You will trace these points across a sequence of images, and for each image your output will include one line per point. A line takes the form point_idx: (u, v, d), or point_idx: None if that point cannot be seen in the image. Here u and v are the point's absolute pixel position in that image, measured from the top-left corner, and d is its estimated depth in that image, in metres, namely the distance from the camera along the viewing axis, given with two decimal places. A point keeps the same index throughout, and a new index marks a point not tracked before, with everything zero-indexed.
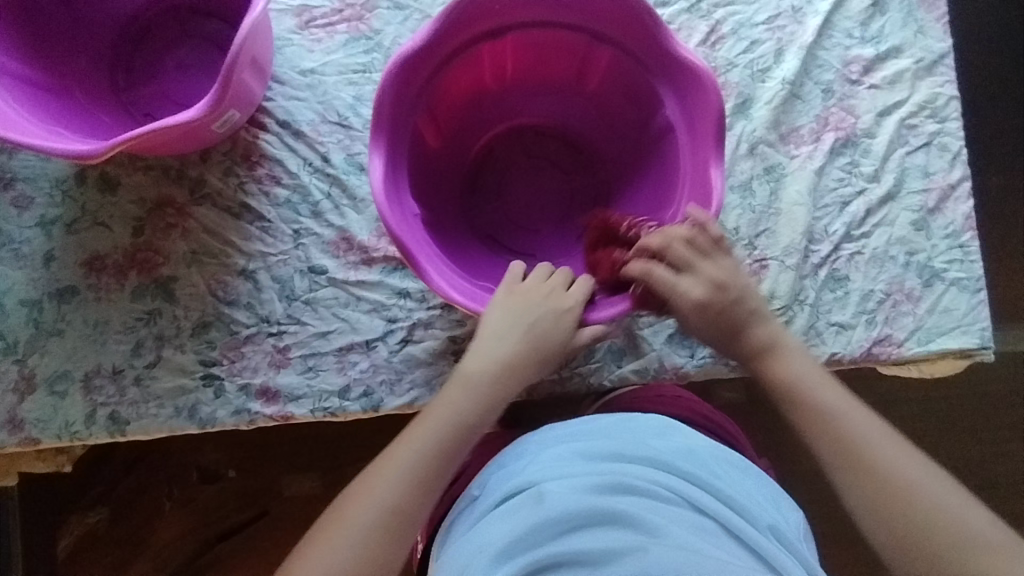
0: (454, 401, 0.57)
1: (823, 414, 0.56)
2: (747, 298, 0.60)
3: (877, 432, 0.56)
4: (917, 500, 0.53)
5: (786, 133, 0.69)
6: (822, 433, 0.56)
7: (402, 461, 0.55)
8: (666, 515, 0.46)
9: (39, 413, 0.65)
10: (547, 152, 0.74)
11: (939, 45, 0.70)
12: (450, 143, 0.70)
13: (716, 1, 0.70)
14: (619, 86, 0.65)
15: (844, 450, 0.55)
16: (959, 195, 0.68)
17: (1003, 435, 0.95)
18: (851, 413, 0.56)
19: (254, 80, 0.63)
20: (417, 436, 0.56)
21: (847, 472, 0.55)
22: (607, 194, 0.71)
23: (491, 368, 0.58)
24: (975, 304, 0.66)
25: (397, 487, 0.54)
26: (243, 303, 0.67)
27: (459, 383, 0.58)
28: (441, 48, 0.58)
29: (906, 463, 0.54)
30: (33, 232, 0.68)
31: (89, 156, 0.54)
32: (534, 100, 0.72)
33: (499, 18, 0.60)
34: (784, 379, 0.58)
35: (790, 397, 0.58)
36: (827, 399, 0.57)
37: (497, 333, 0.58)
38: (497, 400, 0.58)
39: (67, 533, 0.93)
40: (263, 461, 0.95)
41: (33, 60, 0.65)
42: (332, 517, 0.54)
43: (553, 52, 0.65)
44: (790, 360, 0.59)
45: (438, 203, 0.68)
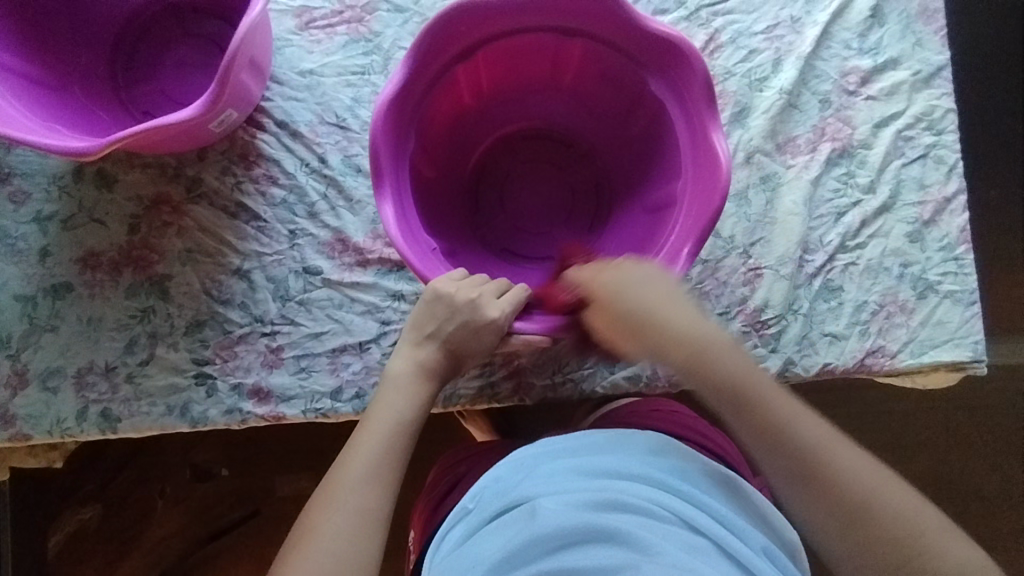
0: (391, 402, 0.56)
1: (769, 412, 0.50)
2: (671, 296, 0.53)
3: (826, 438, 0.50)
4: (874, 514, 0.47)
5: (783, 143, 0.69)
6: (767, 442, 0.50)
7: (355, 466, 0.52)
8: (660, 532, 0.45)
9: (30, 409, 0.65)
10: (535, 154, 0.74)
11: (936, 58, 0.70)
12: (445, 167, 0.69)
13: (715, 10, 0.70)
14: (607, 81, 0.65)
15: (794, 461, 0.49)
16: (954, 208, 0.68)
17: (996, 447, 0.96)
18: (796, 413, 0.51)
19: (252, 80, 0.64)
20: (362, 441, 0.54)
21: (799, 490, 0.49)
22: (611, 182, 0.71)
23: (415, 371, 0.57)
24: (968, 316, 0.66)
25: (359, 489, 0.51)
26: (237, 302, 0.67)
27: (388, 388, 0.57)
28: (425, 66, 0.58)
29: (858, 470, 0.49)
30: (30, 228, 0.68)
31: (86, 153, 0.54)
32: (513, 108, 0.71)
33: (475, 34, 0.59)
34: (722, 384, 0.51)
35: (732, 393, 0.51)
36: (769, 395, 0.51)
37: (422, 332, 0.58)
38: (427, 396, 0.57)
39: (58, 530, 0.92)
40: (256, 460, 0.96)
41: (32, 57, 0.65)
42: (299, 530, 0.50)
43: (535, 56, 0.64)
44: (729, 359, 0.52)
45: (448, 222, 0.68)
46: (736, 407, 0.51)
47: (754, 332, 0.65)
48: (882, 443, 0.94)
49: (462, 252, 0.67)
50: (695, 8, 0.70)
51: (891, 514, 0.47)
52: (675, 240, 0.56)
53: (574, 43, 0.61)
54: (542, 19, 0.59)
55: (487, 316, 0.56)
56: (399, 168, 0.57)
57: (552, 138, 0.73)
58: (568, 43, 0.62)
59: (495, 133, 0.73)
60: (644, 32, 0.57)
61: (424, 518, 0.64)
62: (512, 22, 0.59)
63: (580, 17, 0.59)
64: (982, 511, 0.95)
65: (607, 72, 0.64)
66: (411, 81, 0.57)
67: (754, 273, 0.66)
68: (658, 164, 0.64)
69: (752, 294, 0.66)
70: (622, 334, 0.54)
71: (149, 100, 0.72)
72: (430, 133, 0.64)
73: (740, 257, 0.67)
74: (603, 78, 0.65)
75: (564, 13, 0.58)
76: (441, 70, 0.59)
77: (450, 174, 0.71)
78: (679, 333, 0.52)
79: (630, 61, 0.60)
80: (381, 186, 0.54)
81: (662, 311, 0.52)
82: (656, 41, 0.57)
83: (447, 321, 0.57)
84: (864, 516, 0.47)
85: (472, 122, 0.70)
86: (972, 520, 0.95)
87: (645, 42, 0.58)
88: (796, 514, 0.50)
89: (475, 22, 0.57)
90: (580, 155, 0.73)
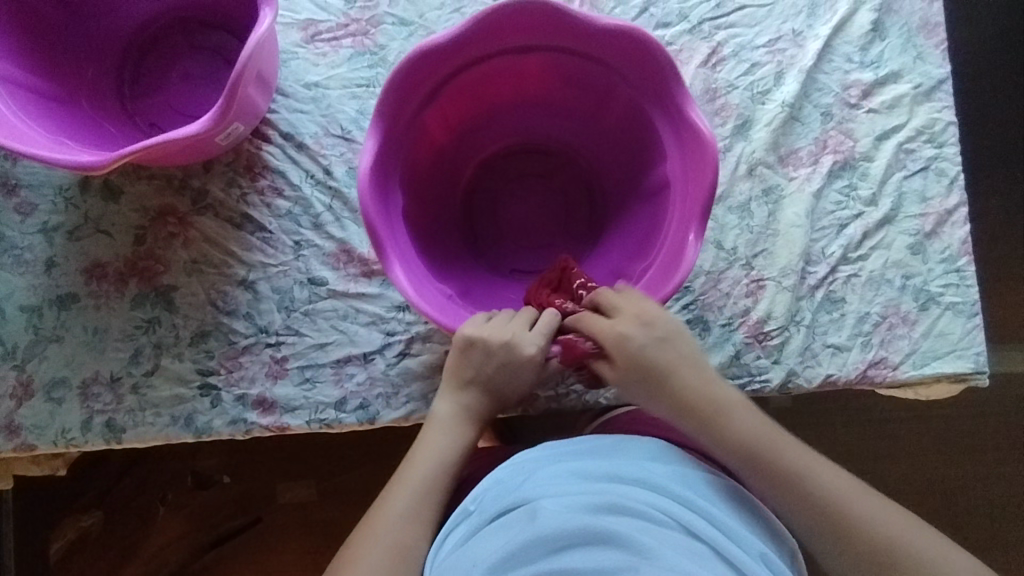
0: (433, 441, 0.58)
1: (790, 472, 0.54)
2: (675, 345, 0.57)
3: (844, 486, 0.53)
4: (904, 561, 0.50)
5: (785, 155, 0.69)
6: (788, 498, 0.54)
7: (395, 503, 0.55)
8: (660, 537, 0.46)
9: (35, 419, 0.65)
10: (516, 169, 0.74)
11: (937, 71, 0.71)
12: (438, 203, 0.70)
13: (717, 24, 0.71)
14: (575, 89, 0.65)
15: (816, 512, 0.53)
16: (956, 220, 0.68)
17: (997, 457, 0.96)
18: (818, 468, 0.54)
19: (258, 93, 0.64)
20: (404, 480, 0.56)
21: (829, 544, 0.52)
22: (598, 177, 0.72)
23: (462, 411, 0.59)
24: (970, 328, 0.66)
25: (398, 529, 0.54)
26: (242, 313, 0.67)
27: (433, 428, 0.59)
28: (405, 100, 0.58)
29: (882, 518, 0.52)
30: (36, 239, 0.68)
31: (94, 167, 0.54)
32: (489, 133, 0.72)
33: (445, 64, 0.59)
34: (738, 441, 0.55)
35: (750, 460, 0.55)
36: (790, 458, 0.54)
37: (460, 379, 0.59)
38: (471, 436, 0.59)
39: (60, 536, 0.93)
40: (256, 468, 0.96)
41: (40, 69, 0.66)
42: (341, 561, 0.54)
43: (502, 80, 0.64)
44: (738, 418, 0.56)
45: (451, 253, 0.68)
46: (754, 466, 0.55)
47: (756, 344, 0.66)
48: (882, 450, 0.95)
49: (470, 283, 0.67)
50: (698, 21, 0.71)
51: (918, 561, 0.50)
52: (676, 234, 0.57)
53: (532, 58, 0.62)
54: (502, 42, 0.59)
55: (525, 352, 0.57)
56: (393, 223, 0.57)
57: (528, 149, 0.74)
58: (532, 58, 0.62)
59: (475, 161, 0.73)
60: (606, 40, 0.58)
61: None
62: (474, 49, 0.59)
63: (545, 36, 0.59)
64: (982, 521, 0.95)
65: (580, 81, 0.64)
66: (386, 119, 0.57)
67: (756, 285, 0.67)
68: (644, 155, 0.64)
69: (754, 305, 0.66)
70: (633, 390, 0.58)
71: (156, 112, 0.72)
72: (418, 164, 0.65)
73: (742, 269, 0.67)
74: (572, 87, 0.65)
75: (523, 32, 0.59)
76: (418, 103, 0.60)
77: (447, 215, 0.71)
78: (686, 399, 0.56)
79: (600, 65, 0.61)
80: (384, 250, 0.54)
81: (668, 359, 0.57)
82: (616, 43, 0.58)
83: (483, 364, 0.58)
84: (893, 564, 0.51)
85: (453, 158, 0.70)
86: (974, 529, 0.95)
87: (607, 46, 0.59)
88: (825, 562, 0.53)
89: (443, 54, 0.58)
90: (561, 158, 0.73)
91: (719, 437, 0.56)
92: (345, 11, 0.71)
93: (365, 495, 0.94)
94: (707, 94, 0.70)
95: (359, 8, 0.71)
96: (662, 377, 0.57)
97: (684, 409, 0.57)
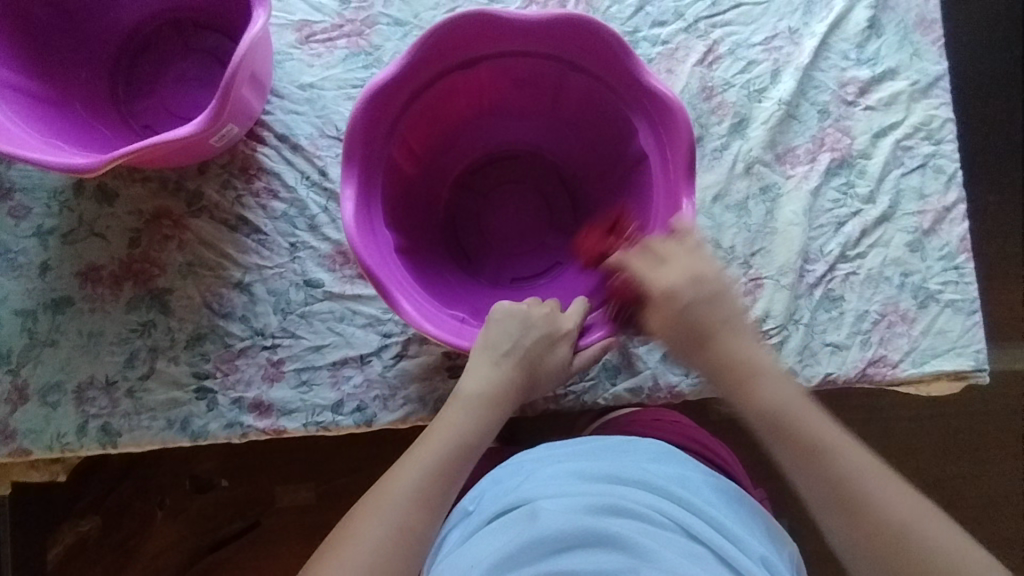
0: (454, 420, 0.57)
1: (812, 441, 0.51)
2: (720, 308, 0.55)
3: (862, 464, 0.50)
4: (908, 548, 0.47)
5: (782, 153, 0.69)
6: (806, 466, 0.51)
7: (406, 477, 0.53)
8: (660, 539, 0.45)
9: (31, 424, 0.65)
10: (486, 178, 0.74)
11: (934, 68, 0.70)
12: (425, 222, 0.69)
13: (714, 22, 0.70)
14: (534, 88, 0.65)
15: (831, 487, 0.50)
16: (954, 217, 0.68)
17: (997, 455, 0.95)
18: (839, 442, 0.51)
19: (252, 94, 0.64)
20: (418, 456, 0.55)
21: (834, 516, 0.50)
22: (567, 165, 0.72)
23: (488, 391, 0.58)
24: (969, 326, 0.66)
25: (405, 503, 0.52)
26: (238, 315, 0.67)
27: (457, 408, 0.57)
28: (381, 118, 0.57)
29: (896, 506, 0.49)
30: (30, 242, 0.68)
31: (86, 169, 0.54)
32: (457, 148, 0.71)
33: (414, 78, 0.58)
34: (761, 403, 0.53)
35: (773, 422, 0.52)
36: (813, 425, 0.52)
37: (493, 353, 0.58)
38: (493, 420, 0.58)
39: (58, 541, 0.93)
40: (254, 471, 0.95)
41: (32, 72, 0.66)
42: (341, 531, 0.52)
43: (462, 91, 0.64)
44: (770, 380, 0.54)
45: (444, 270, 0.67)
46: (775, 426, 0.53)
47: None
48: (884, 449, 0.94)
49: (472, 299, 0.67)
50: (694, 20, 0.70)
51: (925, 551, 0.47)
52: (667, 203, 0.56)
53: (485, 66, 0.61)
54: (466, 51, 0.59)
55: (561, 326, 0.59)
56: (388, 259, 0.57)
57: (492, 155, 0.73)
58: (489, 66, 0.61)
59: (447, 181, 0.72)
60: (565, 38, 0.58)
61: None
62: (431, 63, 0.58)
63: (509, 41, 0.59)
64: (983, 518, 0.95)
65: (547, 82, 0.64)
66: (363, 143, 0.56)
67: (754, 283, 0.66)
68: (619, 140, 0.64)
69: (753, 303, 0.66)
70: (675, 343, 0.56)
71: (150, 113, 0.72)
72: (399, 183, 0.64)
73: (741, 268, 0.67)
74: (530, 87, 0.65)
75: (473, 41, 0.58)
76: (390, 121, 0.59)
77: (440, 240, 0.70)
78: (723, 357, 0.55)
79: (557, 63, 0.60)
80: (389, 292, 0.54)
81: (709, 320, 0.55)
82: (563, 33, 0.57)
83: (522, 335, 0.58)
84: (895, 549, 0.48)
85: (428, 182, 0.70)
86: (976, 528, 0.94)
87: (555, 40, 0.58)
88: (826, 532, 0.51)
89: (412, 67, 0.57)
90: (525, 154, 0.73)
91: (746, 396, 0.54)
92: (340, 11, 0.70)
93: None
94: (704, 92, 0.70)
95: (354, 8, 0.71)
96: (703, 331, 0.55)
97: (716, 367, 0.55)
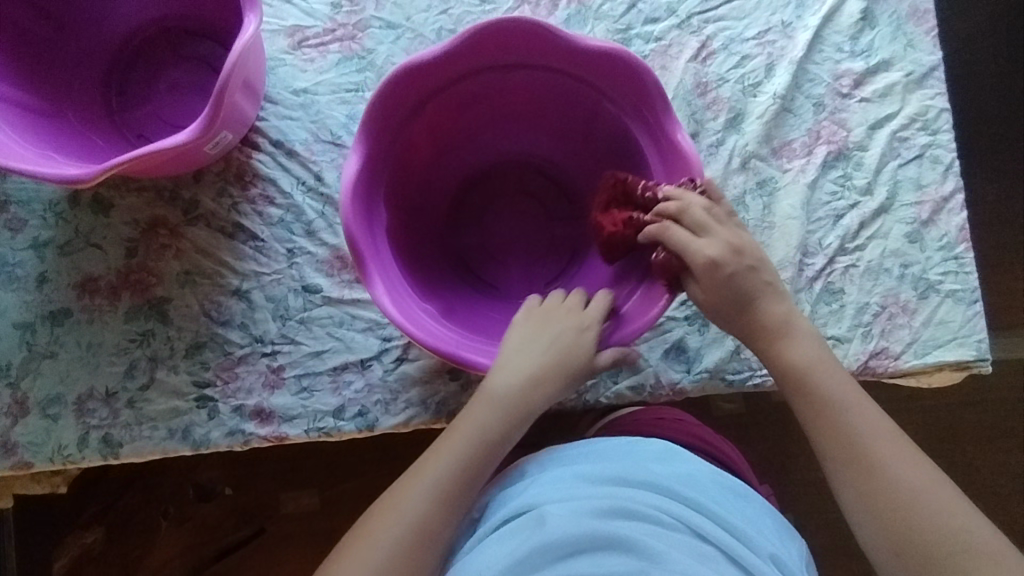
0: (477, 416, 0.56)
1: (834, 406, 0.54)
2: (764, 274, 0.56)
3: (877, 429, 0.54)
4: (912, 513, 0.51)
5: (778, 147, 0.69)
6: (827, 428, 0.54)
7: (426, 478, 0.54)
8: (667, 540, 0.46)
9: (31, 437, 0.64)
10: (477, 197, 0.74)
11: (928, 58, 0.70)
12: (430, 247, 0.68)
13: (706, 17, 0.70)
14: (516, 100, 0.64)
15: (849, 448, 0.53)
16: (952, 207, 0.68)
17: (1002, 444, 0.95)
18: (860, 407, 0.54)
19: (244, 100, 0.63)
20: (440, 453, 0.55)
21: (846, 475, 0.53)
22: (547, 160, 0.72)
23: (519, 383, 0.56)
24: (971, 315, 0.66)
25: (423, 504, 0.53)
26: (237, 323, 0.66)
27: (482, 402, 0.56)
28: (373, 152, 0.57)
29: (906, 471, 0.52)
30: (27, 254, 0.67)
31: (80, 180, 0.54)
32: (446, 174, 0.70)
33: (401, 101, 0.58)
34: (792, 366, 0.56)
35: (800, 383, 0.55)
36: (837, 391, 0.55)
37: (520, 352, 0.57)
38: (521, 418, 0.56)
39: (63, 554, 0.93)
40: (259, 480, 0.95)
41: (24, 84, 0.66)
42: (358, 530, 0.53)
43: (445, 116, 0.63)
44: (800, 343, 0.56)
45: (460, 293, 0.67)
46: (800, 388, 0.55)
47: None
48: None
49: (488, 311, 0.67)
50: (686, 16, 0.70)
51: (930, 520, 0.51)
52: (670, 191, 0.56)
53: (467, 84, 0.61)
54: (449, 69, 0.58)
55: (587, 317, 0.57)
56: (414, 305, 0.56)
57: (478, 171, 0.73)
58: (466, 84, 0.61)
59: (441, 205, 0.72)
60: (546, 47, 0.57)
61: None
62: (408, 93, 0.58)
63: (489, 55, 0.58)
64: (987, 509, 0.94)
65: (532, 93, 0.63)
66: (363, 180, 0.56)
67: None
68: (607, 139, 0.64)
69: None
70: (714, 310, 0.56)
71: (143, 122, 0.72)
72: (397, 211, 0.63)
73: None
74: (513, 99, 0.64)
75: (447, 64, 0.57)
76: (382, 151, 0.58)
77: (451, 264, 0.70)
78: (765, 320, 0.56)
79: (533, 70, 0.60)
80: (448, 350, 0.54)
81: (753, 284, 0.55)
82: (529, 39, 0.57)
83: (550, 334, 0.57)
84: (901, 515, 0.51)
85: (424, 214, 0.69)
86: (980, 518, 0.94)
87: (527, 47, 0.58)
88: (839, 492, 0.54)
89: (398, 90, 0.57)
90: (502, 163, 0.73)
91: (781, 356, 0.56)
92: (331, 16, 0.70)
93: (367, 503, 0.93)
94: (698, 88, 0.69)
95: (346, 12, 0.70)
96: (749, 297, 0.55)
97: (755, 328, 0.56)
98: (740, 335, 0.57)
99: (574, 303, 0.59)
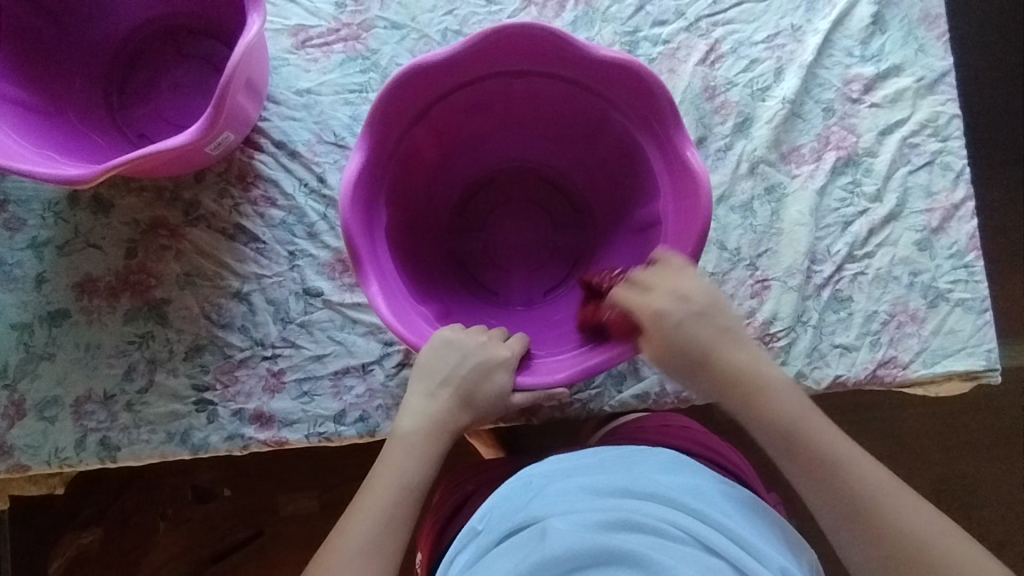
0: (394, 463, 0.56)
1: (827, 457, 0.52)
2: (718, 322, 0.56)
3: (876, 477, 0.52)
4: (929, 564, 0.49)
5: (787, 153, 0.68)
6: (822, 482, 0.52)
7: (356, 533, 0.53)
8: (677, 555, 0.45)
9: (28, 439, 0.64)
10: (481, 205, 0.73)
11: (939, 63, 0.70)
12: (431, 254, 0.68)
13: (715, 20, 0.69)
14: (521, 108, 0.64)
15: (848, 500, 0.51)
16: (962, 215, 0.67)
17: (1007, 451, 0.94)
18: (853, 455, 0.53)
19: (247, 101, 0.63)
20: (363, 508, 0.54)
21: (850, 528, 0.51)
22: (549, 167, 0.71)
23: (423, 424, 0.57)
24: (981, 324, 0.65)
25: (358, 560, 0.52)
26: (238, 326, 0.65)
27: (395, 448, 0.57)
28: (376, 162, 0.56)
29: (910, 517, 0.50)
30: (25, 254, 0.66)
31: (80, 180, 0.53)
32: (448, 183, 0.70)
33: (404, 111, 0.57)
34: (778, 421, 0.54)
35: (790, 439, 0.53)
36: (827, 441, 0.53)
37: (429, 389, 0.58)
38: (436, 455, 0.57)
39: (59, 554, 0.92)
40: (258, 482, 0.94)
41: (24, 81, 0.65)
42: None
43: (446, 126, 0.62)
44: (779, 395, 0.54)
45: (460, 301, 0.66)
46: (791, 450, 0.53)
47: (763, 346, 0.64)
48: (895, 449, 0.93)
49: (488, 319, 0.66)
50: (695, 19, 0.69)
51: (950, 569, 0.49)
52: (677, 201, 0.55)
53: (471, 92, 0.60)
54: (455, 78, 0.57)
55: (497, 354, 0.57)
56: (416, 317, 0.56)
57: (481, 178, 0.72)
58: (468, 93, 0.60)
59: (445, 213, 0.71)
60: (552, 55, 0.56)
61: (429, 541, 0.63)
62: (406, 106, 0.57)
63: (493, 64, 0.57)
64: (991, 517, 0.94)
65: (538, 101, 0.62)
66: (366, 189, 0.55)
67: (761, 285, 0.65)
68: (611, 147, 0.63)
69: (761, 305, 0.65)
70: (674, 364, 0.56)
71: (144, 122, 0.71)
72: (400, 219, 0.63)
73: (746, 270, 0.66)
74: (518, 107, 0.63)
75: (452, 72, 0.56)
76: (385, 160, 0.57)
77: (452, 273, 0.69)
78: (733, 373, 0.55)
79: (535, 77, 0.59)
80: None
81: (707, 336, 0.55)
82: (531, 47, 0.56)
83: (457, 365, 0.57)
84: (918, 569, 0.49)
85: (427, 228, 0.68)
86: (983, 526, 0.94)
87: (534, 55, 0.57)
88: (840, 547, 0.52)
89: (402, 98, 0.56)
90: (502, 173, 0.72)
91: (761, 411, 0.54)
92: (336, 16, 0.69)
93: None
94: (707, 92, 0.68)
95: (350, 12, 0.69)
96: (704, 350, 0.55)
97: (724, 381, 0.55)
98: (708, 392, 0.56)
99: (492, 335, 0.58)
